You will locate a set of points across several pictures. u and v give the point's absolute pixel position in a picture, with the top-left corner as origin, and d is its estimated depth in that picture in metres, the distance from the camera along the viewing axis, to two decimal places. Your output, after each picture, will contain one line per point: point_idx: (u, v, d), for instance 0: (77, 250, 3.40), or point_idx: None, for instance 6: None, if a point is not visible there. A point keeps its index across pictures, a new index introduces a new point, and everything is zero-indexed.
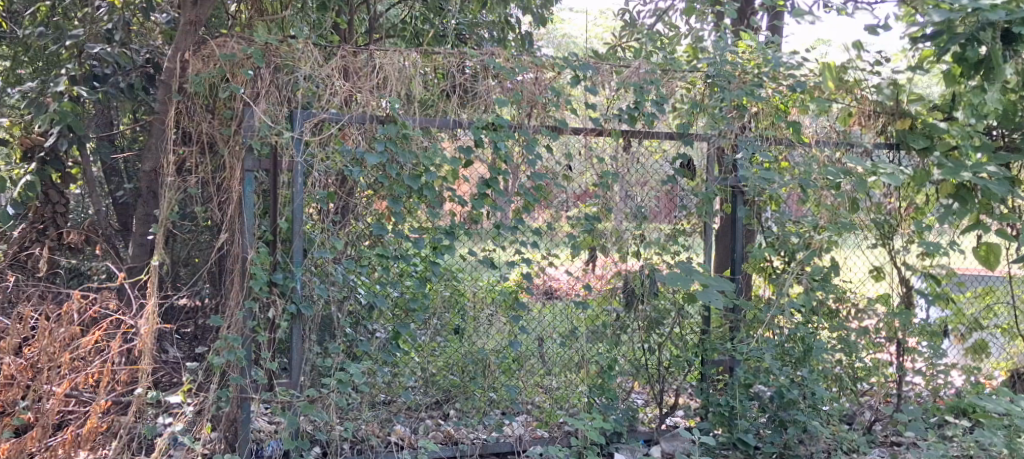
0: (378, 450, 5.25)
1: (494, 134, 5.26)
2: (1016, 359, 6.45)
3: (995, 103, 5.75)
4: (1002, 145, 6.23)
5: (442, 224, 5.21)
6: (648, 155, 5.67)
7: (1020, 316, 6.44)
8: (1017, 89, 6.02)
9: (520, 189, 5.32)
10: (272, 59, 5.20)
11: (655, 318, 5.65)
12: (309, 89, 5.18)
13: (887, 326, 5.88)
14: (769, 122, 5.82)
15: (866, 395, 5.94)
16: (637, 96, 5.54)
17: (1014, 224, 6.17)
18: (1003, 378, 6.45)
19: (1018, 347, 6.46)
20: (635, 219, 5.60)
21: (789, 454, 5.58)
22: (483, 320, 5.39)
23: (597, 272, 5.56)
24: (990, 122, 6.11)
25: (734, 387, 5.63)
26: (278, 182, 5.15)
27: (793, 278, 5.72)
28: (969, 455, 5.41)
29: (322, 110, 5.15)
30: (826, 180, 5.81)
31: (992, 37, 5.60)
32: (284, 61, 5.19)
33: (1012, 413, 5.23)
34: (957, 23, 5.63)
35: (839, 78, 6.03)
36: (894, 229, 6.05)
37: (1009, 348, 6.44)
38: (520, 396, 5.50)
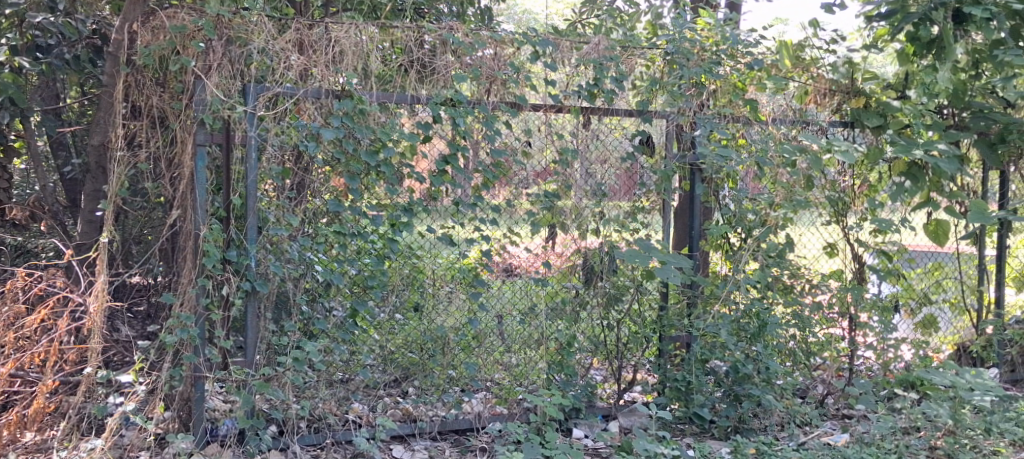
0: (336, 428, 5.24)
1: (453, 110, 5.24)
2: (961, 333, 6.60)
3: (947, 82, 5.93)
4: (952, 124, 6.33)
5: (401, 201, 5.18)
6: (609, 131, 5.68)
7: (968, 291, 6.55)
8: (966, 69, 6.17)
9: (478, 167, 5.29)
10: (224, 32, 5.11)
11: (614, 295, 5.65)
12: (263, 62, 5.12)
13: (840, 301, 5.91)
14: (727, 100, 5.86)
15: (819, 370, 6.02)
16: (597, 73, 5.56)
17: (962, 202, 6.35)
18: (949, 352, 6.63)
19: (965, 321, 6.60)
20: (594, 196, 5.60)
21: (743, 428, 5.66)
22: (442, 297, 5.36)
23: (557, 250, 5.56)
24: (940, 100, 6.21)
25: (691, 362, 5.67)
26: (231, 158, 5.10)
27: (749, 255, 5.77)
28: (917, 426, 5.53)
29: (277, 84, 5.09)
30: (782, 158, 5.85)
31: (944, 17, 5.76)
32: (236, 34, 5.11)
33: (957, 385, 5.41)
34: (911, 3, 5.80)
35: (796, 56, 6.10)
36: (847, 207, 6.13)
37: (955, 323, 6.58)
38: (480, 374, 5.51)
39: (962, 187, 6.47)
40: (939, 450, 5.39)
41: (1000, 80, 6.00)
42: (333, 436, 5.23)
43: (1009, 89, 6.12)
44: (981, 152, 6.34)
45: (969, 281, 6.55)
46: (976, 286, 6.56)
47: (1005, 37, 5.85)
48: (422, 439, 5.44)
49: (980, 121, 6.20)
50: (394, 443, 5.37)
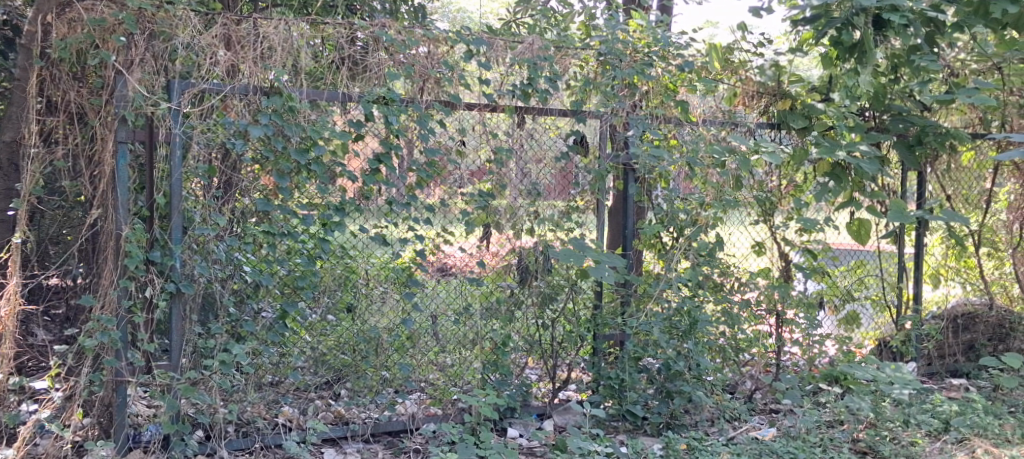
0: (265, 432, 5.15)
1: (386, 108, 5.19)
2: (883, 329, 6.82)
3: (867, 86, 5.96)
4: (872, 126, 6.51)
5: (333, 201, 5.12)
6: (544, 130, 5.69)
7: (888, 289, 6.77)
8: (886, 72, 6.32)
9: (412, 166, 5.24)
10: (147, 26, 5.01)
11: (548, 294, 5.67)
12: (188, 58, 5.02)
13: (767, 298, 6.01)
14: (659, 101, 5.90)
15: (747, 366, 6.10)
16: (531, 73, 5.57)
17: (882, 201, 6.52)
18: (871, 347, 6.83)
19: (886, 318, 6.82)
20: (529, 196, 5.60)
21: (674, 424, 5.69)
22: (376, 298, 5.30)
23: (492, 249, 5.54)
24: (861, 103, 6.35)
25: (625, 360, 5.69)
26: (155, 156, 4.97)
27: (681, 253, 5.83)
28: (840, 420, 5.72)
29: (202, 80, 4.99)
30: (712, 159, 5.89)
31: (865, 22, 5.77)
32: (160, 28, 5.01)
33: (878, 379, 5.53)
34: (834, 8, 5.83)
35: (726, 59, 6.24)
36: (774, 206, 6.23)
37: (877, 319, 6.79)
38: (414, 375, 5.47)
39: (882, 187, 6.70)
40: (861, 442, 5.54)
41: (916, 85, 6.27)
42: (262, 440, 5.15)
43: (924, 93, 6.40)
44: (900, 153, 6.52)
45: (890, 278, 6.77)
46: (896, 283, 6.79)
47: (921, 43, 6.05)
48: (354, 442, 5.37)
49: (899, 124, 6.41)
50: (325, 446, 5.29)
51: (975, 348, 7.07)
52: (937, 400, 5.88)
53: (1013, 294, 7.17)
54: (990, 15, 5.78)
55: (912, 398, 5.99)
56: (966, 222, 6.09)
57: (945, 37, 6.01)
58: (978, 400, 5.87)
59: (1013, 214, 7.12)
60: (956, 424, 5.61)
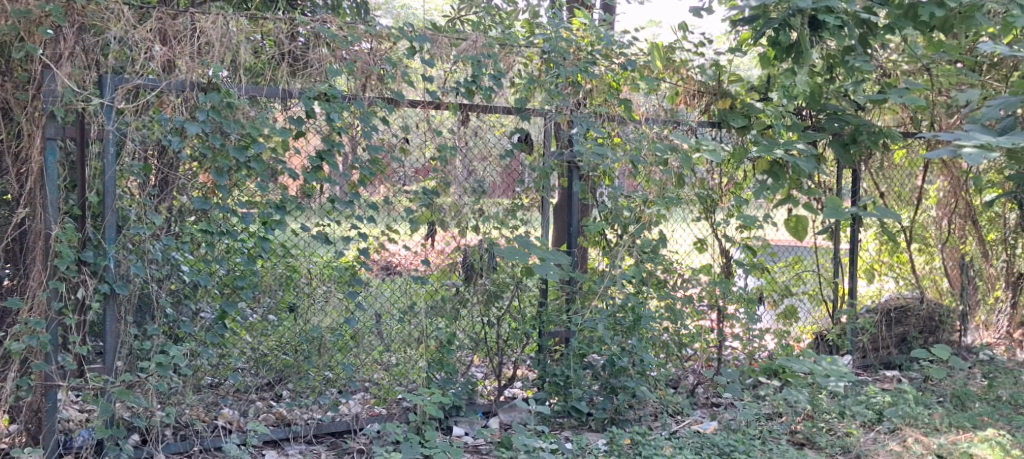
0: (204, 435, 5.08)
1: (327, 105, 5.12)
2: (819, 323, 6.91)
3: (804, 85, 6.07)
4: (809, 124, 6.63)
5: (273, 199, 5.05)
6: (489, 128, 5.66)
7: (824, 284, 6.92)
8: (822, 73, 6.39)
9: (354, 163, 5.19)
10: (77, 19, 4.88)
11: (493, 292, 5.66)
12: (122, 52, 4.92)
13: (709, 294, 6.06)
14: (602, 99, 5.92)
15: (690, 361, 6.18)
16: (475, 70, 5.52)
17: (818, 198, 6.67)
18: (808, 341, 6.91)
19: (823, 312, 6.94)
20: (474, 193, 5.58)
21: (618, 420, 5.71)
22: (319, 297, 5.25)
23: (437, 247, 5.51)
24: (798, 102, 6.42)
25: (569, 357, 5.69)
26: (87, 153, 4.85)
27: (625, 250, 5.86)
28: (778, 412, 5.84)
29: (136, 76, 4.90)
30: (655, 157, 5.95)
31: (801, 23, 5.83)
32: (91, 22, 4.89)
33: (815, 371, 5.71)
34: (771, 9, 5.85)
35: (668, 58, 6.27)
36: (715, 203, 6.30)
37: (814, 313, 6.89)
38: (357, 375, 5.43)
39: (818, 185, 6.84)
40: (798, 434, 5.69)
41: (850, 84, 6.34)
42: (201, 443, 5.05)
43: (858, 93, 6.50)
44: (835, 151, 6.60)
45: (825, 273, 6.93)
46: (832, 278, 6.95)
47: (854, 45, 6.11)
48: (296, 443, 5.31)
49: (834, 123, 6.52)
50: (267, 448, 5.23)
51: (907, 341, 7.35)
52: (872, 391, 6.07)
53: (942, 288, 7.59)
54: (918, 18, 5.90)
55: (846, 390, 6.19)
56: (898, 218, 6.16)
57: (877, 38, 6.08)
58: (910, 391, 6.06)
59: (941, 210, 7.54)
60: (890, 415, 5.81)
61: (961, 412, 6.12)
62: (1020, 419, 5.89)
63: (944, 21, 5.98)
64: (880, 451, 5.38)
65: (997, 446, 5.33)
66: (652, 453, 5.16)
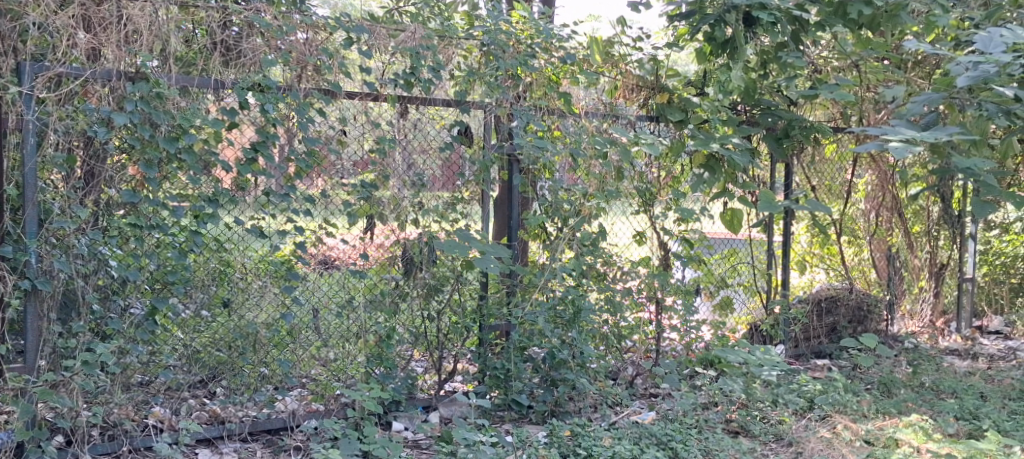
0: (134, 434, 4.97)
1: (261, 96, 5.03)
2: (753, 314, 7.04)
3: (739, 80, 6.19)
4: (744, 120, 6.68)
5: (205, 191, 4.95)
6: (430, 121, 5.62)
7: (758, 275, 7.03)
8: (756, 69, 6.46)
9: (291, 155, 5.11)
10: None
11: (434, 285, 5.63)
12: (42, 39, 4.77)
13: (648, 287, 6.09)
14: (542, 92, 5.89)
15: (628, 352, 6.23)
16: (413, 62, 5.46)
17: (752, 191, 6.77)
18: (743, 331, 7.05)
19: (756, 303, 7.06)
20: (413, 186, 5.52)
21: (559, 412, 5.72)
22: (254, 291, 5.17)
23: (377, 241, 5.47)
24: (734, 97, 6.47)
25: (510, 350, 5.69)
26: (4, 144, 4.75)
27: (565, 243, 5.85)
28: (714, 402, 5.93)
29: (58, 63, 4.75)
30: (595, 150, 5.98)
31: (736, 19, 5.89)
32: (8, 6, 4.71)
33: (750, 362, 5.84)
34: (708, 4, 5.98)
35: (606, 52, 6.31)
36: (654, 197, 6.33)
37: (748, 304, 7.01)
38: (294, 371, 5.34)
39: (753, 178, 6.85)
40: (733, 422, 5.74)
41: (783, 80, 6.39)
42: (131, 443, 4.96)
43: (790, 89, 6.58)
44: (770, 146, 6.63)
45: (759, 265, 7.04)
46: (765, 270, 7.07)
47: (788, 41, 6.19)
48: (231, 441, 5.22)
49: (768, 118, 6.55)
50: (200, 447, 5.13)
51: (836, 330, 7.45)
52: (804, 379, 6.16)
53: (870, 279, 7.75)
54: (847, 16, 6.01)
55: (779, 379, 6.29)
56: (829, 212, 6.09)
57: (808, 35, 6.14)
58: (839, 378, 6.19)
59: (869, 203, 7.74)
60: (820, 402, 5.92)
61: (887, 398, 6.26)
62: (942, 403, 6.05)
63: (872, 20, 6.03)
64: (811, 438, 5.47)
65: (920, 431, 5.46)
66: (591, 444, 5.16)
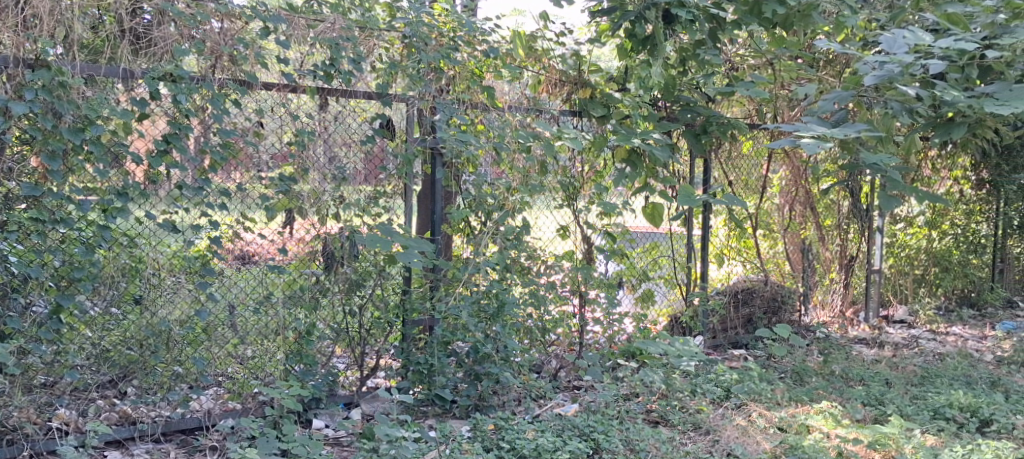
0: (35, 438, 4.81)
1: (173, 86, 4.90)
2: (675, 306, 7.12)
3: (659, 77, 6.15)
4: (664, 116, 6.73)
5: (113, 185, 4.80)
6: (352, 113, 5.52)
7: (679, 268, 7.10)
8: (676, 65, 6.51)
9: (205, 147, 4.99)
10: None
11: (356, 280, 5.55)
12: None
13: (571, 280, 6.17)
14: (465, 86, 5.87)
15: (553, 345, 6.23)
16: (334, 53, 5.37)
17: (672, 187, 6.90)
18: (664, 323, 7.18)
19: (677, 295, 7.13)
20: (334, 180, 5.44)
21: (483, 406, 5.69)
22: (167, 288, 5.04)
23: (297, 235, 5.38)
24: (654, 93, 6.52)
25: (433, 345, 5.62)
26: None
27: (489, 237, 5.81)
28: (636, 393, 5.97)
29: None
30: (518, 144, 5.94)
31: (656, 17, 5.93)
32: None
33: (669, 353, 5.88)
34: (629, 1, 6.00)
35: (530, 47, 6.25)
36: (577, 191, 6.35)
37: (669, 296, 7.09)
38: (209, 369, 5.25)
39: (673, 174, 6.96)
40: (654, 412, 5.78)
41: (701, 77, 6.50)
42: (32, 447, 4.81)
43: (708, 86, 6.62)
44: (688, 141, 6.66)
45: (679, 258, 7.11)
46: (685, 263, 7.14)
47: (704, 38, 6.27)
48: (143, 442, 5.10)
49: (687, 113, 6.59)
50: (109, 449, 5.00)
51: (752, 321, 7.65)
52: (720, 369, 6.24)
53: (784, 271, 7.86)
54: (763, 15, 6.02)
55: (697, 369, 6.36)
56: (744, 205, 6.15)
57: (726, 33, 6.17)
58: (755, 368, 6.29)
59: (784, 197, 7.87)
60: (737, 391, 5.99)
61: (800, 386, 6.38)
62: (852, 391, 6.19)
63: (785, 19, 6.13)
64: (727, 426, 5.53)
65: (830, 417, 5.58)
66: (514, 437, 5.15)
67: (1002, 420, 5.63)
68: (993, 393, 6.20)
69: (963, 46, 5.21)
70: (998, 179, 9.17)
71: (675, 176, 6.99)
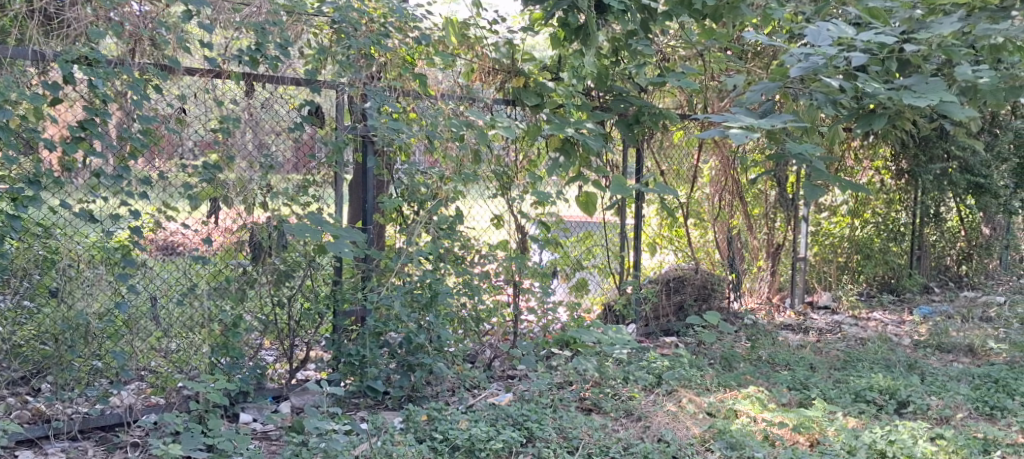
0: None
1: (89, 70, 4.71)
2: (608, 294, 7.17)
3: (591, 66, 6.09)
4: (597, 105, 6.71)
5: (24, 173, 4.63)
6: (280, 100, 5.41)
7: (612, 257, 7.14)
8: (609, 55, 6.49)
9: (125, 134, 4.83)
10: None
11: (284, 271, 5.42)
12: None
13: (506, 269, 6.07)
14: (396, 73, 5.80)
15: (487, 335, 6.20)
16: (259, 38, 5.21)
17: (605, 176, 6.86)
18: (598, 311, 7.18)
19: (610, 284, 7.18)
20: (261, 168, 5.32)
21: (416, 397, 5.63)
22: (86, 280, 4.88)
23: (223, 225, 5.26)
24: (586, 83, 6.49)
25: (365, 336, 5.51)
26: None
27: (421, 227, 5.75)
28: (570, 381, 5.98)
29: None
30: (451, 132, 5.87)
31: (588, 7, 5.82)
32: None
33: (601, 341, 5.95)
34: None
35: (462, 35, 6.24)
36: (511, 181, 6.30)
37: (603, 284, 7.14)
38: (131, 363, 5.05)
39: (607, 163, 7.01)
40: (587, 400, 5.77)
41: (633, 68, 6.48)
42: None
43: (640, 76, 6.61)
44: (620, 131, 6.66)
45: (613, 247, 7.15)
46: (619, 252, 7.17)
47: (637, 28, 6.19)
48: (58, 441, 4.93)
49: (620, 103, 6.60)
50: (21, 449, 4.83)
51: (683, 309, 7.63)
52: (652, 356, 6.27)
53: (715, 260, 7.95)
54: (692, 6, 6.04)
55: (630, 356, 6.38)
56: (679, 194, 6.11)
57: (657, 24, 6.11)
58: (685, 354, 6.33)
59: (713, 187, 7.93)
60: (667, 378, 6.02)
61: (727, 372, 6.44)
62: (777, 375, 6.25)
63: (715, 10, 6.13)
64: (658, 412, 5.55)
65: (757, 401, 5.65)
66: (447, 427, 5.09)
67: (918, 402, 5.74)
68: (911, 376, 6.33)
69: (882, 39, 5.28)
70: (917, 170, 9.29)
71: (608, 165, 7.04)
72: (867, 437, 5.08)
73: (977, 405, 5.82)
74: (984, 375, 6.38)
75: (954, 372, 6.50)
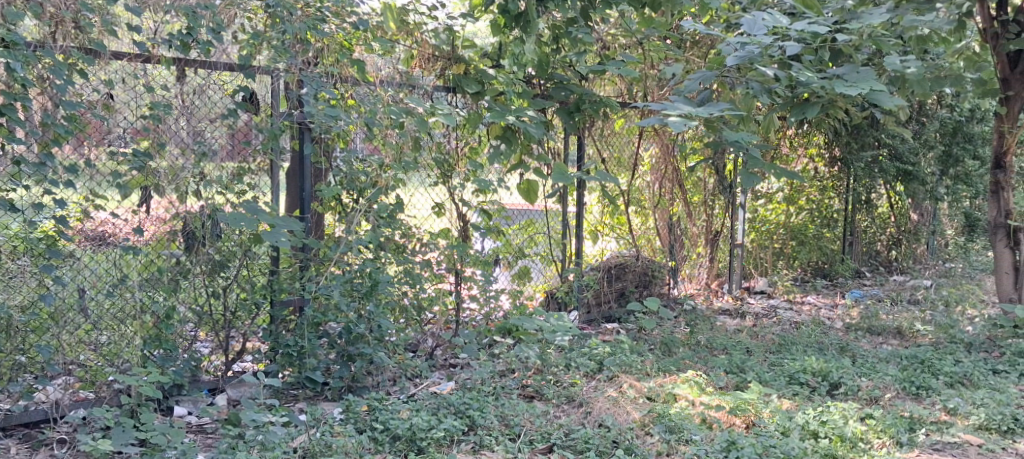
0: None
1: (7, 53, 4.52)
2: (550, 282, 7.12)
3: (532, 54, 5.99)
4: (538, 93, 6.71)
5: None
6: (214, 86, 5.29)
7: (554, 244, 7.10)
8: (549, 43, 6.43)
9: (48, 120, 4.66)
10: None
11: (219, 262, 5.31)
12: None
13: (448, 258, 6.06)
14: (334, 59, 5.64)
15: (429, 324, 6.12)
16: (190, 22, 5.03)
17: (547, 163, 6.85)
18: (541, 299, 7.12)
19: (553, 272, 7.14)
20: (194, 156, 5.18)
21: (356, 387, 5.56)
22: (10, 272, 4.71)
23: (156, 214, 5.12)
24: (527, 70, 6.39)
25: (303, 326, 5.45)
26: None
27: (361, 215, 5.65)
28: (511, 369, 5.94)
29: None
30: (390, 119, 5.73)
31: None
32: None
33: (543, 328, 5.93)
34: None
35: (401, 20, 6.14)
36: (452, 169, 6.23)
37: (545, 272, 7.08)
38: (58, 357, 4.90)
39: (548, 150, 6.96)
40: (529, 387, 5.75)
41: (574, 55, 6.42)
42: None
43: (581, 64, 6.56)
44: (561, 119, 6.55)
45: (555, 235, 7.12)
46: (561, 240, 7.14)
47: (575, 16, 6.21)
48: None
49: (561, 91, 6.51)
50: None
51: (624, 295, 7.74)
52: (593, 342, 6.26)
53: (655, 246, 8.01)
54: None
55: (571, 343, 6.38)
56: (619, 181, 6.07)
57: (597, 12, 6.04)
58: (625, 340, 6.34)
59: (654, 175, 7.97)
60: (608, 364, 6.01)
61: (666, 357, 6.46)
62: (715, 359, 6.28)
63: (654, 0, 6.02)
64: (600, 398, 5.54)
65: (695, 385, 5.68)
66: (387, 417, 5.02)
67: (849, 383, 5.80)
68: (842, 358, 6.40)
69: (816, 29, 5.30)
70: (848, 157, 9.43)
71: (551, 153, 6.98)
72: (799, 418, 5.13)
73: (906, 385, 5.90)
74: (912, 356, 6.46)
75: (884, 354, 6.58)
